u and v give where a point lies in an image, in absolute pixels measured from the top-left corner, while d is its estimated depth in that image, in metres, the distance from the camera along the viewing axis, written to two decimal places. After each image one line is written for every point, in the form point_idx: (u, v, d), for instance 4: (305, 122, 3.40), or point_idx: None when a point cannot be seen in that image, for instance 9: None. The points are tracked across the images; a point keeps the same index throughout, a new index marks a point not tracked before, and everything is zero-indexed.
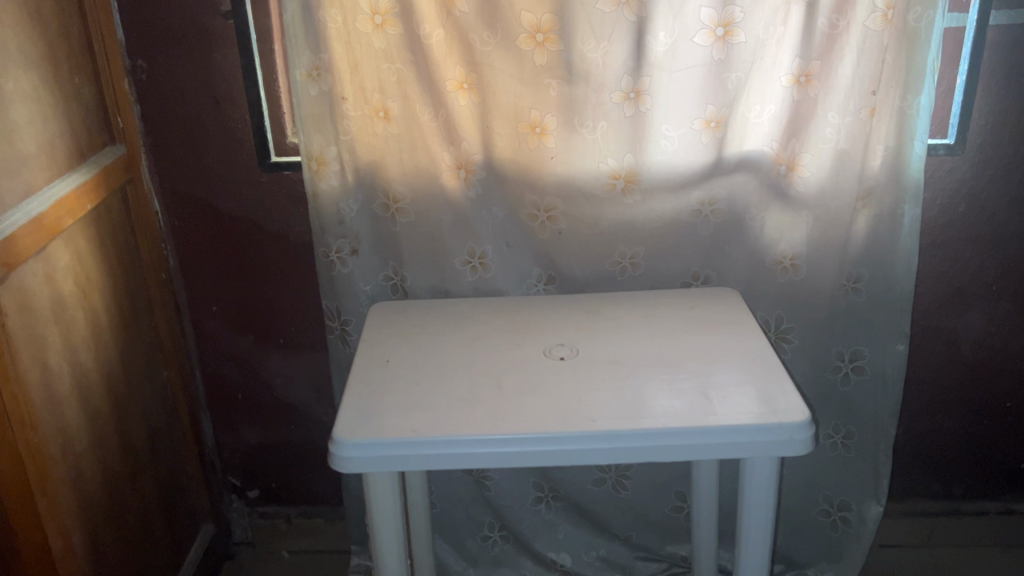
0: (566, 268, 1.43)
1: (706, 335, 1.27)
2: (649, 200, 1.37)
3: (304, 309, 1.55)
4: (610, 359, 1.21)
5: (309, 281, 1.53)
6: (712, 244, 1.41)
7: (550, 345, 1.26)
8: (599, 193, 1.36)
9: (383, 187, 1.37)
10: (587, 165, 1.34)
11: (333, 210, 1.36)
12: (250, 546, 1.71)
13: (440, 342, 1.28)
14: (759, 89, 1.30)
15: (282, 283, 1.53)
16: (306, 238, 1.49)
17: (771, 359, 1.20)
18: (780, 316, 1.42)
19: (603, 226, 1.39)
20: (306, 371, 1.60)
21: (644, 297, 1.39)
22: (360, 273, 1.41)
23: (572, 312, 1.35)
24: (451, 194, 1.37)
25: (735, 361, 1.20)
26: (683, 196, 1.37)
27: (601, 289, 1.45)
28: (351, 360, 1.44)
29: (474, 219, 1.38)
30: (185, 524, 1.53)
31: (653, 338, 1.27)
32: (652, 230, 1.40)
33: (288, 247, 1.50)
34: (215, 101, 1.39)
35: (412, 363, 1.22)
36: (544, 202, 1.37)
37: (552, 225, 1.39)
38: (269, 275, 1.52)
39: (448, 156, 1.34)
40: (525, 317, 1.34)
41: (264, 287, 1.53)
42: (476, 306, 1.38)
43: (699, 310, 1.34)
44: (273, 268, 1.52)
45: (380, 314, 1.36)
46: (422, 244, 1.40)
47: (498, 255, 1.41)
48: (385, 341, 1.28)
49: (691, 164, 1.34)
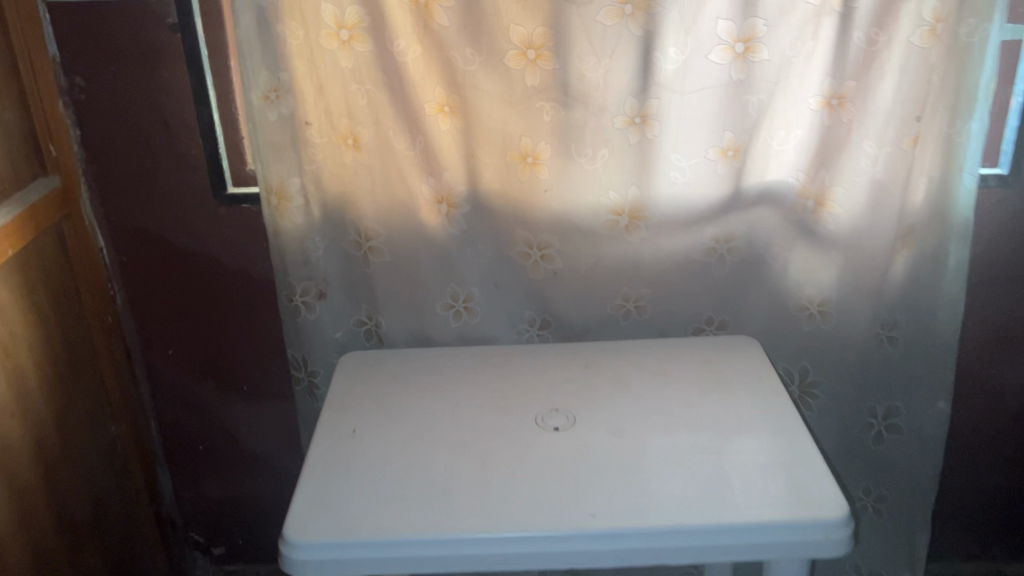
0: (562, 312, 1.26)
1: (722, 397, 1.11)
2: (657, 237, 1.20)
3: (270, 353, 1.39)
4: (611, 430, 1.05)
5: (273, 323, 1.37)
6: (728, 286, 1.24)
7: (543, 409, 1.10)
8: (599, 230, 1.19)
9: (353, 222, 1.20)
10: (586, 199, 1.17)
11: (297, 247, 1.20)
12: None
13: (416, 405, 1.11)
14: (784, 112, 1.13)
15: (245, 326, 1.37)
16: (269, 277, 1.33)
17: (799, 430, 1.03)
18: (805, 368, 1.25)
19: (604, 267, 1.22)
20: (273, 421, 1.45)
21: (651, 347, 1.22)
22: (329, 319, 1.25)
23: (569, 366, 1.19)
24: (432, 231, 1.20)
25: (758, 433, 1.03)
26: (696, 233, 1.20)
27: (601, 336, 1.28)
28: (318, 417, 1.29)
29: (458, 259, 1.22)
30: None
31: (660, 401, 1.10)
32: (660, 271, 1.23)
33: (249, 286, 1.34)
34: (164, 124, 1.22)
35: (383, 434, 1.05)
36: (535, 239, 1.20)
37: (547, 265, 1.22)
38: (229, 317, 1.36)
39: (427, 188, 1.17)
40: (515, 373, 1.18)
41: (224, 330, 1.38)
42: (460, 359, 1.21)
43: (713, 365, 1.18)
44: (234, 309, 1.36)
45: (350, 369, 1.21)
46: (399, 287, 1.23)
47: (485, 299, 1.25)
48: (355, 403, 1.12)
49: (705, 197, 1.17)
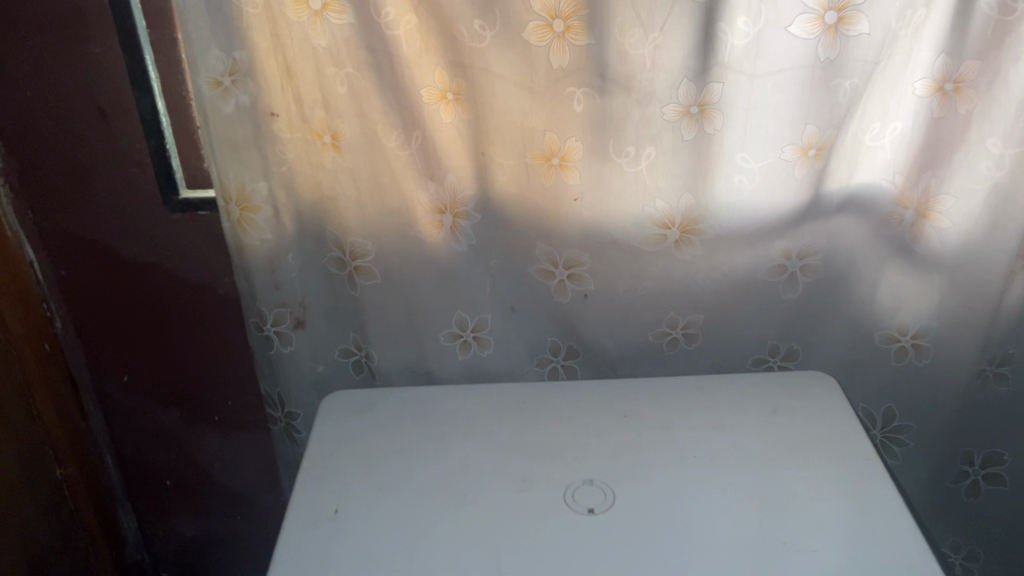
0: (594, 341, 1.03)
1: (798, 465, 0.88)
2: (714, 255, 0.96)
3: (242, 380, 1.18)
4: (661, 512, 0.83)
5: (245, 347, 1.15)
6: (799, 310, 1.01)
7: (574, 481, 0.87)
8: (643, 246, 0.95)
9: (335, 237, 0.96)
10: (626, 208, 0.93)
11: (266, 267, 0.97)
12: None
13: (415, 474, 0.89)
14: (881, 99, 0.88)
15: (210, 349, 1.15)
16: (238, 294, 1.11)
17: (902, 519, 0.81)
18: (890, 409, 1.04)
19: (646, 290, 0.99)
20: (250, 454, 1.24)
21: (704, 387, 1.00)
22: (307, 352, 1.03)
23: (604, 415, 0.96)
24: (433, 248, 0.96)
25: (850, 523, 0.80)
26: (763, 248, 0.96)
27: (641, 369, 1.05)
28: (299, 464, 1.10)
29: (465, 280, 0.98)
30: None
31: (721, 468, 0.88)
32: (716, 294, 0.99)
33: (214, 305, 1.12)
34: (99, 113, 0.98)
35: (372, 521, 0.84)
36: (561, 256, 0.96)
37: (576, 286, 0.99)
38: (191, 339, 1.15)
39: (426, 196, 0.93)
40: (537, 424, 0.95)
41: (188, 354, 1.16)
42: (469, 403, 0.99)
43: (782, 416, 0.95)
44: (196, 330, 1.14)
45: (334, 416, 0.99)
46: (393, 314, 1.00)
47: (499, 326, 1.02)
48: (339, 467, 0.91)
49: (776, 206, 0.93)
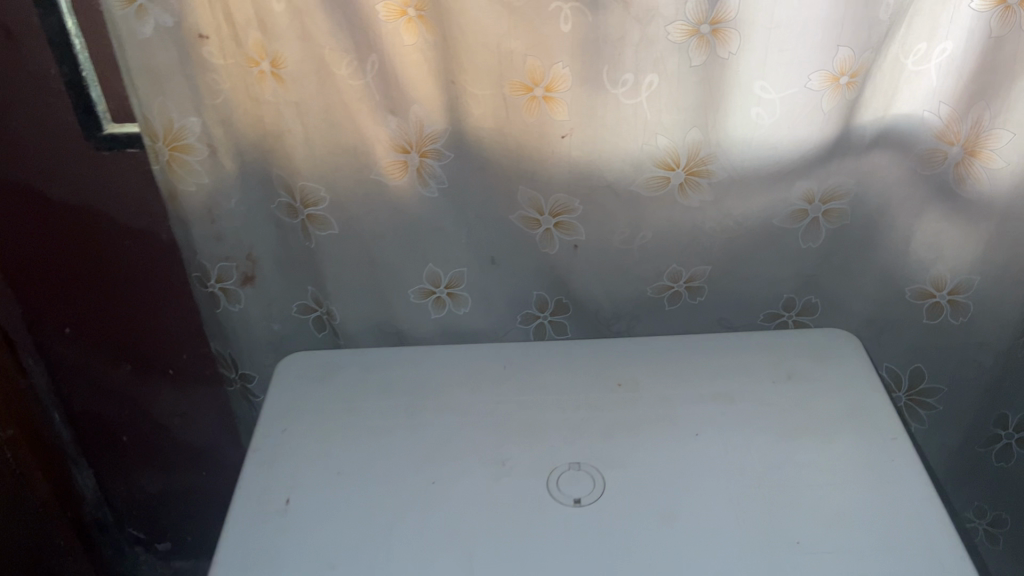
0: (586, 295, 0.91)
1: (816, 444, 0.77)
2: (723, 199, 0.83)
3: (197, 332, 1.07)
4: (657, 508, 0.72)
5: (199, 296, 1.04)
6: (820, 261, 0.88)
7: (559, 467, 0.76)
8: (641, 190, 0.82)
9: (284, 181, 0.83)
10: (623, 148, 0.79)
11: (205, 215, 0.83)
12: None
13: (377, 458, 0.78)
14: (933, 14, 0.72)
15: (158, 300, 1.04)
16: None
17: (933, 517, 0.70)
18: (919, 370, 0.92)
19: (645, 240, 0.86)
20: (212, 408, 1.14)
21: (710, 347, 0.88)
22: (260, 310, 0.90)
23: (595, 383, 0.84)
24: (398, 193, 0.82)
25: (874, 522, 0.70)
26: (781, 191, 0.83)
27: (639, 325, 0.93)
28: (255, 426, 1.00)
29: (436, 229, 0.85)
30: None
31: (727, 449, 0.77)
32: (725, 244, 0.86)
33: (161, 250, 1.00)
34: (4, 35, 0.83)
35: (327, 518, 0.73)
36: (547, 202, 0.83)
37: (563, 235, 0.86)
38: (138, 288, 1.03)
39: (387, 133, 0.79)
40: (518, 394, 0.84)
41: (135, 304, 1.04)
42: (442, 366, 0.88)
43: (798, 384, 0.83)
44: (141, 279, 1.02)
45: (290, 381, 0.87)
46: (355, 268, 0.88)
47: (477, 280, 0.89)
48: (293, 448, 0.80)
49: (799, 143, 0.79)
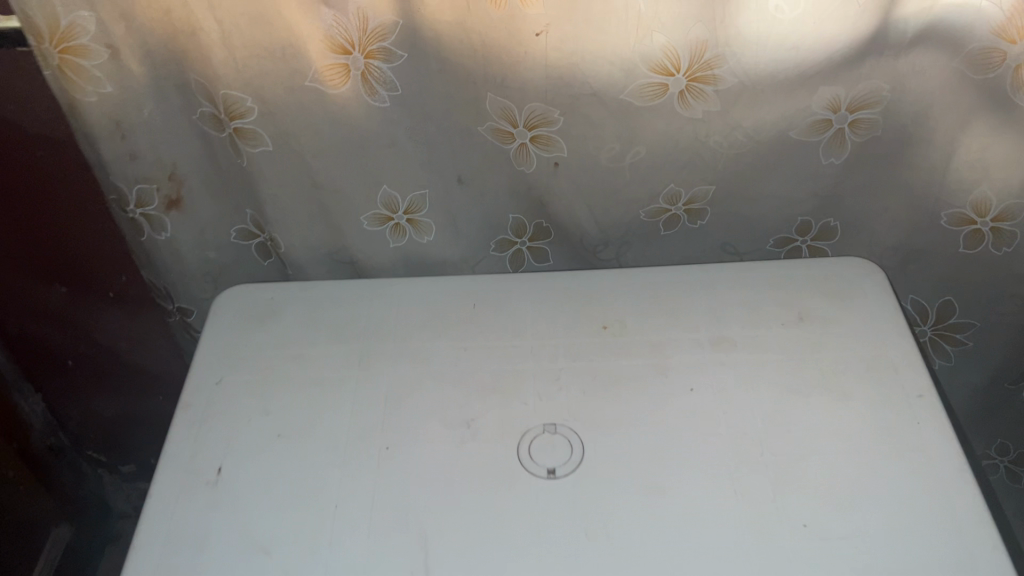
0: (568, 219, 0.78)
1: (829, 399, 0.66)
2: (732, 108, 0.69)
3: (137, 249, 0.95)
4: (641, 478, 0.62)
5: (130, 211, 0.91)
6: (843, 180, 0.75)
7: (531, 429, 0.66)
8: (633, 98, 0.68)
9: (203, 88, 0.69)
10: (612, 47, 0.64)
11: (113, 129, 0.71)
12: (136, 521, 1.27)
13: (322, 415, 0.68)
14: None
15: (83, 213, 0.90)
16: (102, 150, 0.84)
17: (964, 498, 0.60)
18: (948, 303, 0.81)
19: (638, 157, 0.72)
20: (160, 325, 1.05)
21: (711, 283, 0.75)
22: (191, 238, 0.79)
23: (576, 324, 0.73)
24: (341, 103, 0.69)
25: (891, 501, 0.60)
26: (801, 97, 0.68)
27: (630, 251, 0.81)
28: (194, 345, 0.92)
29: (390, 145, 0.72)
30: (16, 550, 1.05)
31: (725, 405, 0.66)
32: (733, 160, 0.73)
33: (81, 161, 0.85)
34: None
35: (262, 489, 0.64)
36: (521, 111, 0.70)
37: (542, 150, 0.73)
38: (61, 204, 0.88)
39: (320, 30, 0.64)
40: (488, 336, 0.73)
41: (60, 221, 0.90)
42: (403, 304, 0.76)
43: (812, 328, 0.71)
44: (66, 196, 0.88)
45: (226, 322, 0.75)
46: (298, 190, 0.75)
47: (441, 202, 0.77)
48: (228, 401, 0.69)
49: (828, 39, 0.64)
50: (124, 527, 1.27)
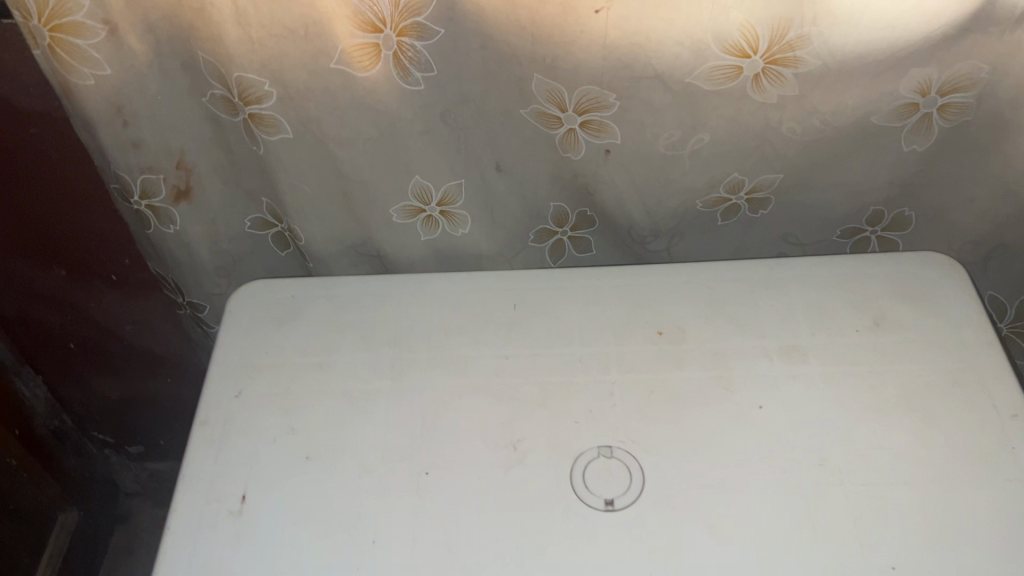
0: (617, 210, 0.71)
1: (911, 422, 0.60)
2: (809, 91, 0.61)
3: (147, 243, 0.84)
4: (708, 513, 0.56)
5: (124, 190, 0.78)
6: (922, 166, 0.68)
7: (585, 453, 0.60)
8: (701, 81, 0.60)
9: (214, 70, 0.61)
10: (681, 26, 0.56)
11: (114, 114, 0.63)
12: (149, 500, 1.18)
13: (353, 434, 0.62)
14: None
15: (76, 195, 0.77)
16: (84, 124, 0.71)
17: None
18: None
19: (700, 144, 0.65)
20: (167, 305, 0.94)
21: (775, 282, 0.69)
22: (202, 228, 0.73)
23: (627, 329, 0.67)
24: (370, 86, 0.61)
25: (985, 545, 0.54)
26: (889, 80, 0.61)
27: (684, 240, 0.75)
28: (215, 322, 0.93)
29: (423, 131, 0.65)
30: (17, 544, 0.93)
31: (797, 429, 0.60)
32: (804, 146, 0.66)
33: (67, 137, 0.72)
34: None
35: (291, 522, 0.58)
36: (573, 94, 0.62)
37: (594, 135, 0.65)
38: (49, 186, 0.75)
39: (347, 6, 0.56)
40: (533, 341, 0.66)
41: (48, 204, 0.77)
42: (438, 303, 0.69)
43: (890, 335, 0.65)
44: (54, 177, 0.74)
45: (243, 326, 0.68)
46: (321, 179, 0.68)
47: (478, 191, 0.70)
48: (247, 419, 0.63)
49: (928, 17, 0.56)
50: (134, 509, 1.17)
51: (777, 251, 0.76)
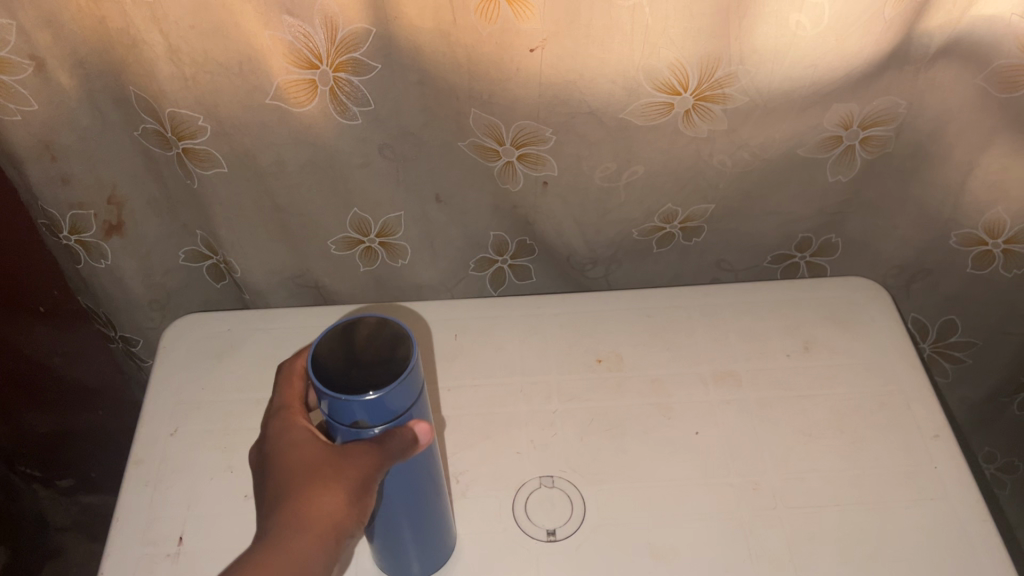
0: (556, 239, 0.73)
1: (843, 445, 0.61)
2: (739, 125, 0.63)
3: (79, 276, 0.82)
4: (649, 542, 0.56)
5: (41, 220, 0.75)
6: (847, 195, 0.71)
7: (527, 483, 0.59)
8: (636, 115, 0.61)
9: (148, 106, 0.61)
10: (615, 63, 0.57)
11: (42, 149, 0.62)
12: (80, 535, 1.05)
13: None
14: None
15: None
16: None
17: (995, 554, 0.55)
18: (951, 319, 0.78)
19: (635, 176, 0.67)
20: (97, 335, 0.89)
21: (710, 310, 0.70)
22: (133, 261, 0.73)
23: (567, 358, 0.67)
24: (307, 121, 0.61)
25: (923, 565, 0.55)
26: (816, 114, 0.63)
27: (623, 267, 0.77)
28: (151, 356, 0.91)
29: (361, 164, 0.65)
30: None
31: (734, 455, 0.61)
32: (735, 177, 0.68)
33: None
34: None
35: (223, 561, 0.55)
36: (510, 129, 0.63)
37: (532, 168, 0.66)
38: None
39: (281, 44, 0.56)
40: (475, 369, 0.67)
41: None
42: None
43: (820, 359, 0.67)
44: None
45: (178, 361, 0.67)
46: (260, 209, 0.68)
47: (418, 222, 0.71)
48: (183, 457, 0.60)
49: (849, 56, 0.58)
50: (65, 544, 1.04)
51: (709, 276, 0.79)
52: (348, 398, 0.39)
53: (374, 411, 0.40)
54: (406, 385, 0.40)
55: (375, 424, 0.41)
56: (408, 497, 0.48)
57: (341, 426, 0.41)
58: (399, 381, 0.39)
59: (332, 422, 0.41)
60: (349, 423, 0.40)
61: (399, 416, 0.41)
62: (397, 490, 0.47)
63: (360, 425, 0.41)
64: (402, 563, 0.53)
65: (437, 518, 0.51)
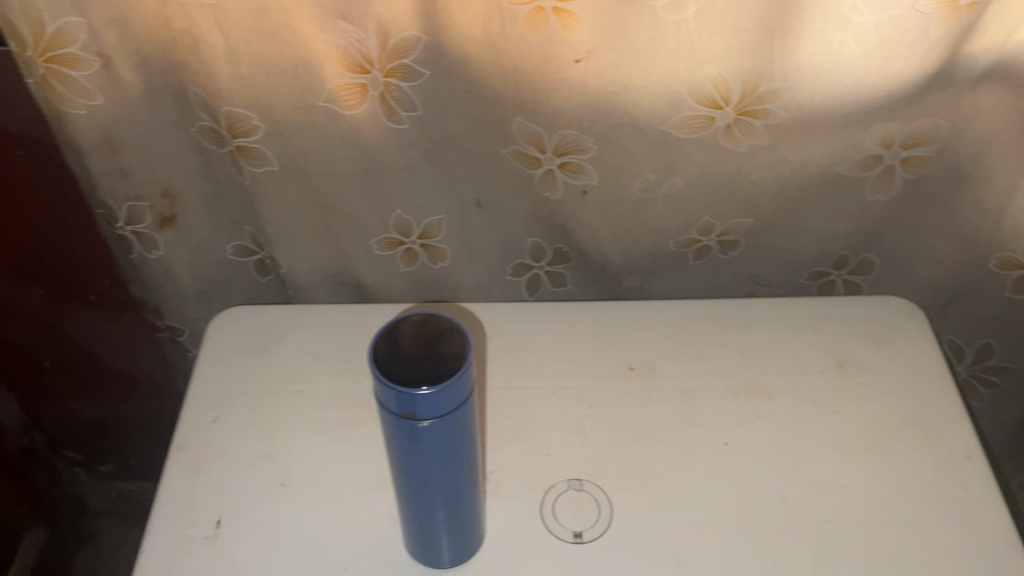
0: (593, 247, 0.74)
1: (872, 462, 0.61)
2: (779, 141, 0.64)
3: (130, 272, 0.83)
4: (673, 549, 0.57)
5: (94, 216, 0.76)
6: (886, 215, 0.71)
7: (556, 485, 0.60)
8: (677, 128, 0.63)
9: (204, 105, 0.63)
10: (659, 76, 0.59)
11: (104, 141, 0.65)
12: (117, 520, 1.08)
13: (330, 455, 0.62)
14: None
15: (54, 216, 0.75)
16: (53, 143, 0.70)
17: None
18: (988, 342, 0.78)
19: (674, 187, 0.68)
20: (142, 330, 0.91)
21: (743, 323, 0.71)
22: (183, 252, 0.76)
23: (600, 365, 0.68)
24: (356, 124, 0.63)
25: None
26: (857, 133, 0.63)
27: (658, 278, 0.77)
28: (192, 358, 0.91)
29: (406, 167, 0.67)
30: None
31: (761, 467, 0.61)
32: (773, 193, 0.68)
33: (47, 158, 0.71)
34: None
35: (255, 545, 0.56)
36: (551, 138, 0.64)
37: (572, 176, 0.67)
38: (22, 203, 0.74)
39: (335, 48, 0.58)
40: (509, 372, 0.68)
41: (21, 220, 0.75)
42: None
43: (852, 377, 0.67)
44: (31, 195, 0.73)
45: (221, 351, 0.69)
46: (306, 208, 0.70)
47: (458, 226, 0.73)
48: (223, 444, 0.62)
49: (892, 75, 0.59)
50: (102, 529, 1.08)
51: (744, 291, 0.80)
52: (400, 392, 0.40)
53: (424, 407, 0.41)
54: (456, 386, 0.41)
55: (424, 418, 0.42)
56: (444, 489, 0.49)
57: (393, 415, 0.43)
58: (450, 383, 0.41)
59: (385, 409, 0.43)
60: (401, 414, 0.42)
61: (447, 414, 0.42)
62: (433, 482, 0.49)
63: (410, 417, 0.42)
64: (432, 551, 0.55)
65: (469, 510, 0.52)
